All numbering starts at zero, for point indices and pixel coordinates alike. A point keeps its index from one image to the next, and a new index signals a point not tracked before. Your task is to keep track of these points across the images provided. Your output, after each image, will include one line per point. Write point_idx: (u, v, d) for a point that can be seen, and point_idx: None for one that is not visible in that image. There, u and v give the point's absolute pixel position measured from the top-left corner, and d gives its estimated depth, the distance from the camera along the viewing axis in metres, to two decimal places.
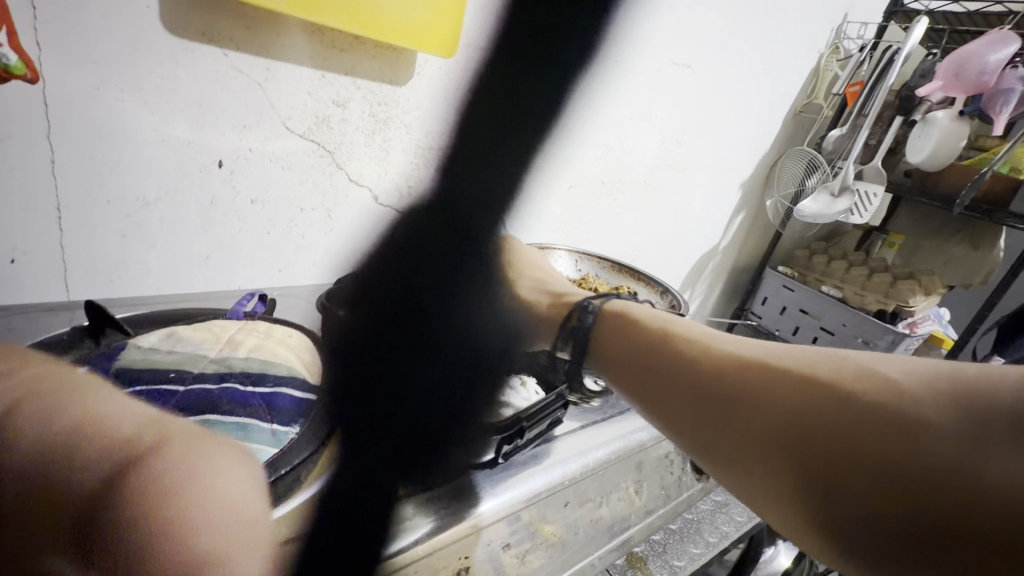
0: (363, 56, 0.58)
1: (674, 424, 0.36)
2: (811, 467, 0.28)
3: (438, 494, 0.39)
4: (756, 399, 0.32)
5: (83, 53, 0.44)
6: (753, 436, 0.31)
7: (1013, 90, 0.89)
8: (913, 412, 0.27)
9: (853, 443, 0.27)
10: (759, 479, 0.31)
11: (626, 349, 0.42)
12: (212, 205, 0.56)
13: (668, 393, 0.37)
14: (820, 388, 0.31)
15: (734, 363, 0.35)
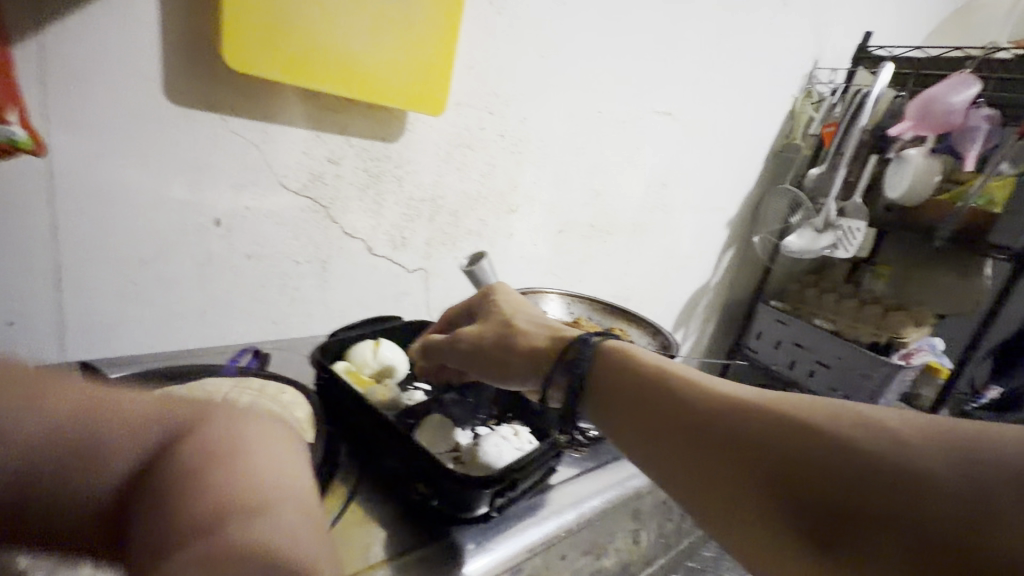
0: (357, 116, 0.61)
1: (663, 464, 0.35)
2: (809, 515, 0.28)
3: (431, 554, 0.38)
4: (756, 443, 0.31)
5: (88, 123, 0.46)
6: (746, 476, 0.30)
7: (979, 128, 0.95)
8: (918, 467, 0.27)
9: (857, 494, 0.27)
10: (745, 521, 0.30)
11: (623, 389, 0.39)
12: (208, 261, 0.57)
13: (662, 430, 0.35)
14: (821, 431, 0.30)
15: (731, 401, 0.34)
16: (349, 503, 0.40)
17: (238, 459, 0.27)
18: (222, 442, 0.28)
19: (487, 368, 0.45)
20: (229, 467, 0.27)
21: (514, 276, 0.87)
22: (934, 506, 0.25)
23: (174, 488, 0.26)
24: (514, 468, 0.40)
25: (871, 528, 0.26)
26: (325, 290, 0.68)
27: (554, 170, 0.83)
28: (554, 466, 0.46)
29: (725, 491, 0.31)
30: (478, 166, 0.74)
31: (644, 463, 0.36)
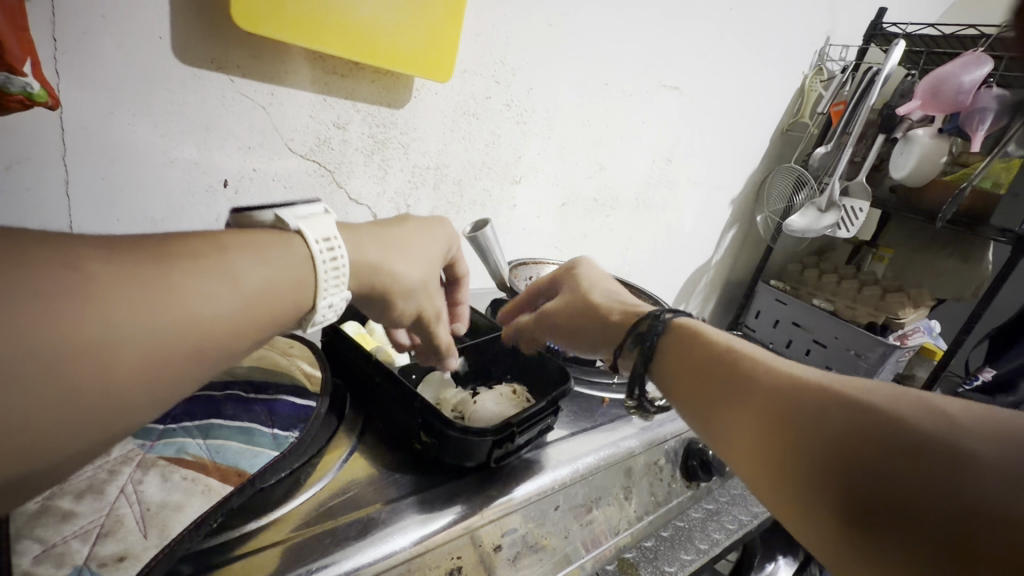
0: (363, 80, 0.61)
1: (727, 428, 0.39)
2: (833, 466, 0.30)
3: (431, 498, 0.40)
4: (802, 410, 0.34)
5: (99, 81, 0.47)
6: (773, 426, 0.35)
7: (987, 108, 0.94)
8: (965, 447, 0.27)
9: (884, 456, 0.29)
10: (780, 473, 0.34)
11: (690, 357, 0.44)
12: (216, 222, 0.59)
13: (725, 398, 0.40)
14: (857, 401, 0.32)
15: (785, 376, 0.37)
16: (354, 450, 0.43)
17: (267, 287, 0.29)
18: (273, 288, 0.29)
19: (565, 336, 0.53)
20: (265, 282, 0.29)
21: (516, 248, 0.89)
22: (929, 476, 0.27)
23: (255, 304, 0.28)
24: (512, 422, 0.42)
25: (864, 486, 0.29)
26: None
27: (560, 142, 0.83)
28: (551, 423, 0.48)
29: (770, 446, 0.35)
30: (483, 136, 0.75)
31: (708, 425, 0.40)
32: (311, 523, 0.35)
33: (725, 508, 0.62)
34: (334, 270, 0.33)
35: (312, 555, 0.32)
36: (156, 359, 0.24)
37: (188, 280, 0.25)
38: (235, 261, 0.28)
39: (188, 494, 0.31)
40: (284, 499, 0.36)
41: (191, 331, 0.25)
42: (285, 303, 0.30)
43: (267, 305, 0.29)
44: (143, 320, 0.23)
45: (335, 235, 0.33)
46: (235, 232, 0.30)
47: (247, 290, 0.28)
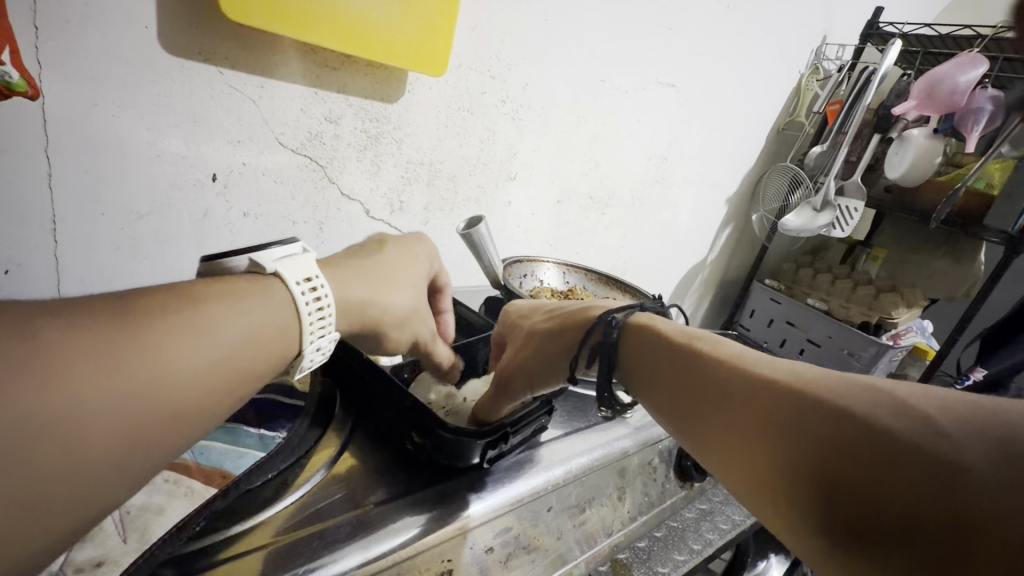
0: (355, 74, 0.60)
1: (704, 444, 0.34)
2: (814, 487, 0.26)
3: (421, 499, 0.39)
4: (775, 421, 0.29)
5: (83, 71, 0.46)
6: (750, 433, 0.31)
7: (983, 109, 0.94)
8: (954, 457, 0.22)
9: (864, 473, 0.24)
10: (765, 498, 0.29)
11: (654, 361, 0.40)
12: (205, 217, 0.58)
13: (697, 408, 0.35)
14: (828, 405, 0.28)
15: (753, 379, 0.33)
16: (343, 451, 0.42)
17: (245, 339, 0.28)
18: (250, 339, 0.29)
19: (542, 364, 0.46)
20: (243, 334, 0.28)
21: (511, 246, 0.88)
22: (913, 471, 0.23)
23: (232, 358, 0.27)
24: (505, 422, 0.42)
25: (841, 510, 0.24)
26: (323, 252, 0.69)
27: (555, 138, 0.83)
28: (545, 423, 0.48)
29: (748, 465, 0.30)
30: (478, 131, 0.74)
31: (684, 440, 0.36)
32: (299, 525, 0.34)
33: (719, 508, 0.61)
34: (320, 316, 0.32)
35: (298, 559, 0.31)
36: (139, 425, 0.23)
37: (156, 341, 0.25)
38: (214, 316, 0.27)
39: (173, 496, 0.33)
40: (271, 500, 0.35)
41: (163, 391, 0.24)
42: (264, 350, 0.29)
43: (244, 358, 0.28)
44: (122, 389, 0.23)
45: (317, 273, 0.34)
46: (215, 285, 0.29)
47: (221, 347, 0.27)
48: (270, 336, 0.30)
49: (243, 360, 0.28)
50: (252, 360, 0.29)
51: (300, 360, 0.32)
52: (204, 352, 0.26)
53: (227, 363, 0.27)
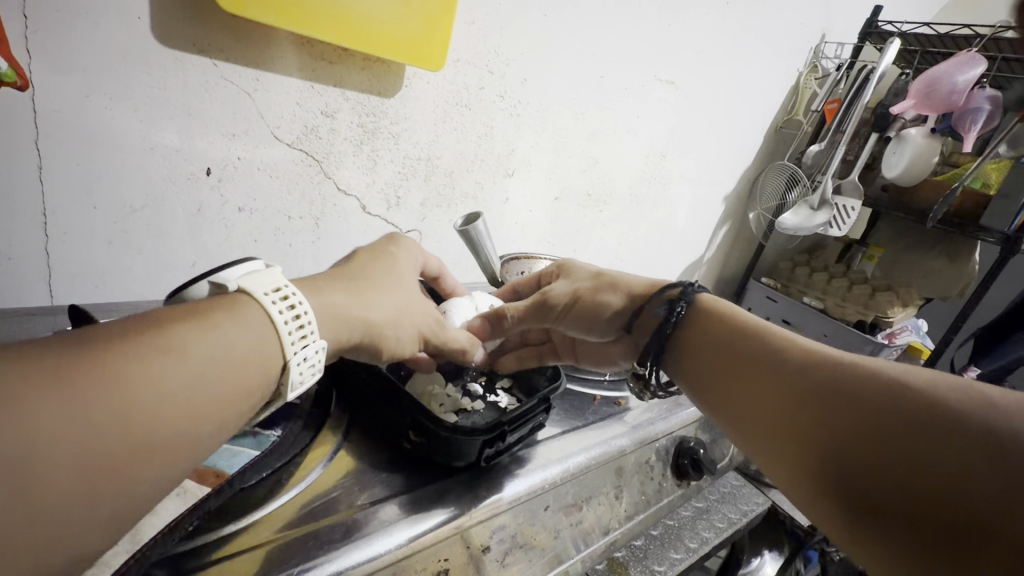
0: (352, 67, 0.59)
1: (747, 423, 0.40)
2: (845, 457, 0.32)
3: (418, 498, 0.39)
4: (819, 402, 0.35)
5: (74, 62, 0.45)
6: (791, 411, 0.36)
7: (980, 109, 0.94)
8: (978, 425, 0.27)
9: (895, 444, 0.29)
10: (799, 466, 0.35)
11: (710, 347, 0.46)
12: (199, 212, 0.57)
13: (748, 388, 0.41)
14: (873, 383, 0.33)
15: (803, 363, 0.38)
16: (339, 448, 0.42)
17: (227, 363, 0.27)
18: (231, 365, 0.27)
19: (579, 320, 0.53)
20: (222, 359, 0.27)
21: (508, 242, 0.88)
22: (924, 474, 0.27)
23: (210, 386, 0.26)
24: (503, 420, 0.41)
25: (871, 474, 0.30)
26: (318, 247, 0.68)
27: (553, 135, 0.82)
28: (543, 421, 0.48)
29: (788, 438, 0.36)
30: (475, 127, 0.73)
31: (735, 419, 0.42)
32: (291, 524, 0.34)
33: (714, 506, 0.62)
34: (300, 330, 0.31)
35: (293, 559, 0.31)
36: (108, 460, 0.22)
37: (124, 372, 0.23)
38: (185, 339, 0.26)
39: (164, 496, 0.33)
40: (267, 498, 0.35)
41: (135, 424, 0.23)
42: (246, 373, 0.28)
43: (224, 383, 0.26)
44: (92, 424, 0.22)
45: (285, 283, 0.31)
46: (183, 306, 0.28)
47: (198, 374, 0.25)
48: (251, 358, 0.28)
49: (224, 386, 0.26)
50: (236, 382, 0.27)
51: (285, 377, 0.30)
52: (179, 381, 0.25)
53: (204, 391, 0.26)
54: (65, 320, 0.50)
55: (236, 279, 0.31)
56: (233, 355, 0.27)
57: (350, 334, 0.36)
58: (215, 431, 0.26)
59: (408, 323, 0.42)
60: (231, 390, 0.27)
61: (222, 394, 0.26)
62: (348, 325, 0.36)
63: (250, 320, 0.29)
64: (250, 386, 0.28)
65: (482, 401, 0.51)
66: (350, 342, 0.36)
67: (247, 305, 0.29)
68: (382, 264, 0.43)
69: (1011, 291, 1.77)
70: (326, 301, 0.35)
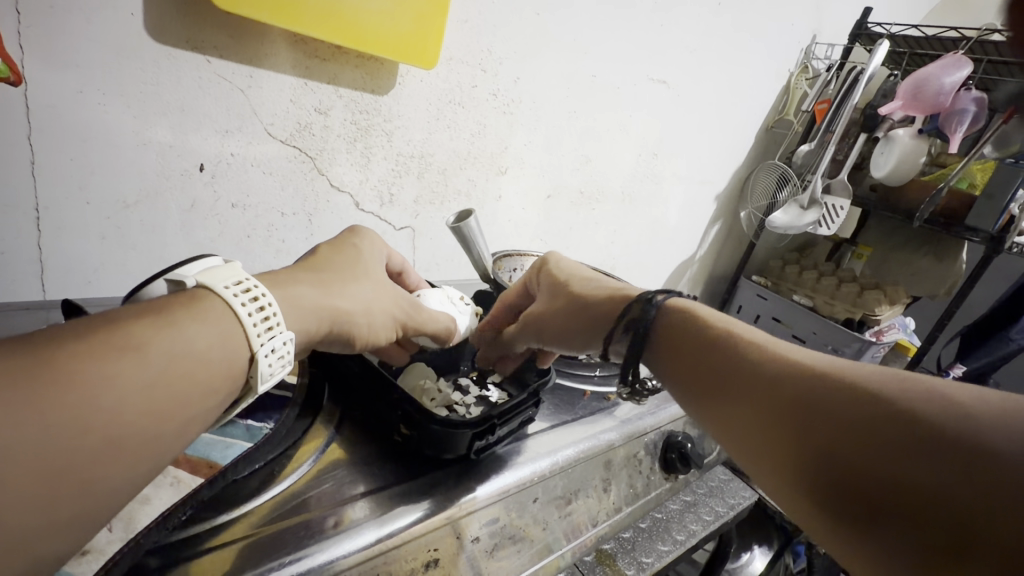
0: (346, 65, 0.60)
1: (719, 422, 0.37)
2: (822, 457, 0.29)
3: (409, 490, 0.39)
4: (793, 400, 0.32)
5: (67, 57, 0.45)
6: (764, 411, 0.33)
7: (966, 111, 0.97)
8: (971, 432, 0.25)
9: (879, 444, 0.27)
10: (775, 469, 0.32)
11: (677, 342, 0.42)
12: (192, 208, 0.57)
13: (716, 386, 0.37)
14: (848, 385, 0.30)
15: (776, 360, 0.35)
16: (331, 442, 0.42)
17: (187, 358, 0.27)
18: (191, 359, 0.27)
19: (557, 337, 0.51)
20: (182, 353, 0.27)
21: (501, 240, 0.88)
22: (910, 474, 0.25)
23: (169, 380, 0.26)
24: (493, 413, 0.42)
25: (853, 475, 0.27)
26: (312, 244, 0.69)
27: (546, 133, 0.83)
28: (533, 415, 0.48)
29: (760, 439, 0.33)
30: (468, 125, 0.74)
31: (708, 420, 0.38)
32: (283, 515, 0.35)
33: (702, 500, 0.63)
34: (265, 323, 0.31)
35: (285, 549, 0.32)
36: (71, 458, 0.22)
37: (82, 369, 0.23)
38: (144, 336, 0.26)
39: (158, 486, 0.33)
40: (260, 490, 0.36)
41: (91, 421, 0.23)
42: (208, 369, 0.28)
43: (185, 377, 0.27)
44: (48, 422, 0.21)
45: (244, 276, 0.32)
46: (140, 305, 0.28)
47: (155, 370, 0.25)
48: (214, 351, 0.28)
49: (187, 380, 0.27)
50: (196, 376, 0.27)
51: (255, 370, 0.30)
52: (136, 375, 0.25)
53: (163, 385, 0.26)
54: (58, 315, 0.50)
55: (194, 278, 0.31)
56: (192, 350, 0.27)
57: (319, 325, 0.37)
58: (179, 427, 0.26)
59: (379, 312, 0.42)
60: (194, 384, 0.27)
61: (185, 390, 0.27)
62: (317, 315, 0.36)
63: (210, 315, 0.29)
64: (215, 381, 0.28)
65: (473, 395, 0.52)
66: (321, 333, 0.37)
67: (209, 301, 0.30)
68: (343, 257, 0.43)
69: (998, 290, 1.80)
70: (291, 292, 0.35)
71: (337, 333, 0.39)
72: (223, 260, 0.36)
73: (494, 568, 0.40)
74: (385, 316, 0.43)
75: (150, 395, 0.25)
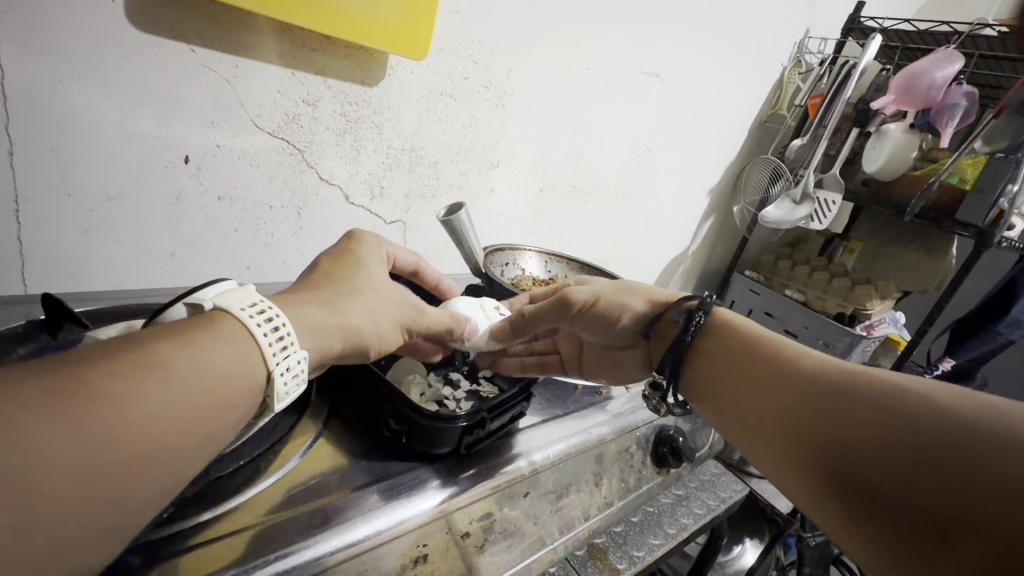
0: (335, 56, 0.59)
1: (749, 430, 0.41)
2: (841, 459, 0.32)
3: (397, 485, 0.39)
4: (814, 406, 0.35)
5: (44, 45, 0.44)
6: (787, 418, 0.37)
7: (957, 105, 0.97)
8: (974, 423, 0.27)
9: (886, 444, 0.30)
10: (797, 472, 0.35)
11: (719, 357, 0.46)
12: (178, 201, 0.56)
13: (748, 395, 0.41)
14: (862, 387, 0.33)
15: (800, 370, 0.39)
16: (318, 438, 0.42)
17: (209, 375, 0.27)
18: (213, 376, 0.27)
19: (596, 323, 0.53)
20: (205, 371, 0.27)
21: (493, 234, 0.88)
22: (913, 468, 0.28)
23: (196, 397, 0.26)
24: (483, 407, 0.42)
25: (866, 473, 0.30)
26: (300, 238, 0.68)
27: (539, 127, 0.82)
28: (524, 410, 0.48)
29: (784, 443, 0.36)
30: (460, 118, 0.73)
31: (740, 428, 0.42)
32: (270, 510, 0.34)
33: (694, 493, 0.63)
34: (279, 341, 0.31)
35: (270, 545, 0.31)
36: (96, 474, 0.22)
37: (109, 389, 0.23)
38: (165, 355, 0.26)
39: None
40: (245, 486, 0.35)
41: (121, 439, 0.23)
42: (230, 385, 0.28)
43: (210, 394, 0.26)
44: (78, 442, 0.22)
45: (257, 297, 0.32)
46: (161, 326, 0.28)
47: (181, 386, 0.25)
48: (235, 367, 0.28)
49: (210, 396, 0.26)
50: (222, 392, 0.27)
51: (271, 388, 0.30)
52: (162, 395, 0.25)
53: (190, 402, 0.26)
54: (39, 309, 0.49)
55: (210, 300, 0.31)
56: (215, 366, 0.27)
57: (329, 341, 0.36)
58: (200, 444, 0.26)
59: (386, 318, 0.42)
60: (217, 400, 0.27)
61: (209, 406, 0.26)
62: (325, 332, 0.36)
63: (229, 333, 0.29)
64: (236, 397, 0.28)
65: (463, 390, 0.51)
66: (333, 350, 0.37)
67: (227, 320, 0.30)
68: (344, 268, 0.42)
69: (987, 284, 1.81)
70: (297, 312, 0.35)
71: (352, 346, 0.38)
72: (234, 286, 0.36)
73: (484, 562, 0.40)
74: (391, 323, 0.42)
75: (175, 411, 0.25)
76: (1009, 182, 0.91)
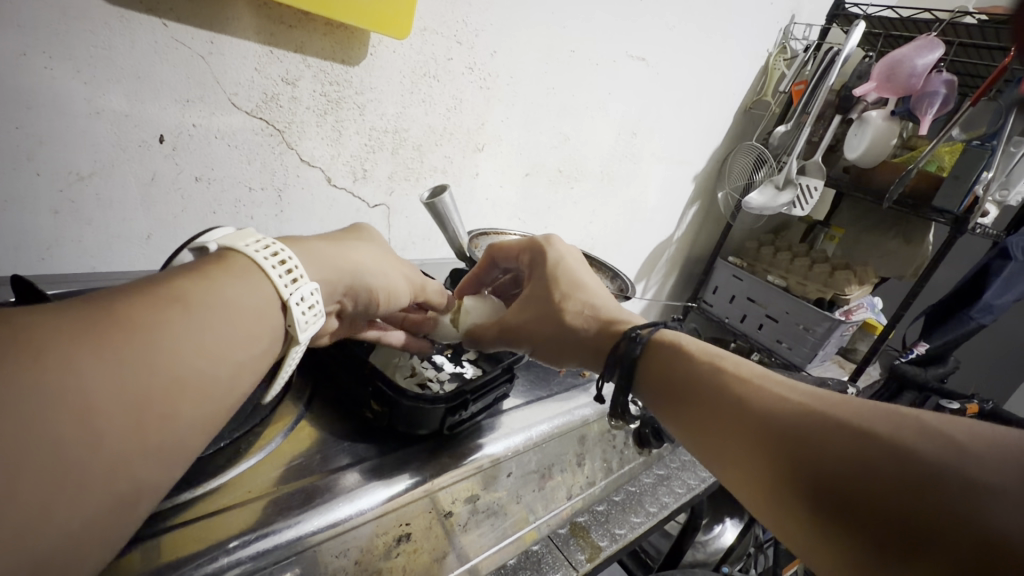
0: (313, 33, 0.57)
1: (711, 455, 0.38)
2: (812, 488, 0.30)
3: (381, 465, 0.39)
4: (782, 433, 0.32)
5: (3, 16, 0.42)
6: (754, 444, 0.34)
7: (937, 93, 0.98)
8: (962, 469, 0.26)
9: (861, 477, 0.28)
10: (770, 502, 0.32)
11: (669, 376, 0.42)
12: (153, 181, 0.55)
13: (706, 421, 0.38)
14: (835, 420, 0.31)
15: (764, 394, 0.35)
16: (300, 419, 0.42)
17: (233, 306, 0.29)
18: (239, 306, 0.29)
19: (546, 354, 0.49)
20: (232, 301, 0.29)
21: (478, 218, 0.87)
22: (890, 501, 0.26)
23: (228, 323, 0.28)
24: (466, 389, 0.42)
25: (841, 508, 0.28)
26: (282, 221, 0.67)
27: (524, 110, 0.81)
28: (507, 391, 0.48)
29: (752, 470, 0.34)
30: (443, 99, 0.72)
31: (702, 455, 0.39)
32: (254, 490, 0.34)
33: (676, 473, 0.62)
34: (289, 274, 0.33)
35: (249, 525, 0.31)
36: (143, 397, 0.24)
37: (154, 319, 0.25)
38: (186, 289, 0.28)
39: None
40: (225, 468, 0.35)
41: (173, 363, 0.25)
42: (256, 316, 0.30)
43: (239, 324, 0.29)
44: (135, 368, 0.24)
45: (258, 236, 0.34)
46: (172, 268, 0.29)
47: (212, 316, 0.28)
48: (258, 296, 0.31)
49: (239, 326, 0.29)
50: (250, 322, 0.30)
51: (290, 317, 0.32)
52: (198, 322, 0.27)
53: (226, 329, 0.28)
54: (9, 291, 0.48)
55: (213, 242, 0.33)
56: (239, 297, 0.30)
57: (337, 275, 0.38)
58: (232, 367, 0.28)
59: (390, 268, 0.43)
60: (246, 329, 0.29)
61: (240, 332, 0.29)
62: (335, 267, 0.37)
63: (245, 268, 0.31)
64: (260, 330, 0.30)
65: (448, 371, 0.52)
66: (339, 287, 0.38)
67: (241, 259, 0.32)
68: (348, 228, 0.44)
69: (961, 270, 1.86)
70: (304, 248, 0.36)
71: (356, 287, 0.39)
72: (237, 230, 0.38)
73: (466, 540, 0.40)
74: (397, 273, 0.44)
75: (212, 337, 0.27)
76: (984, 169, 0.93)
